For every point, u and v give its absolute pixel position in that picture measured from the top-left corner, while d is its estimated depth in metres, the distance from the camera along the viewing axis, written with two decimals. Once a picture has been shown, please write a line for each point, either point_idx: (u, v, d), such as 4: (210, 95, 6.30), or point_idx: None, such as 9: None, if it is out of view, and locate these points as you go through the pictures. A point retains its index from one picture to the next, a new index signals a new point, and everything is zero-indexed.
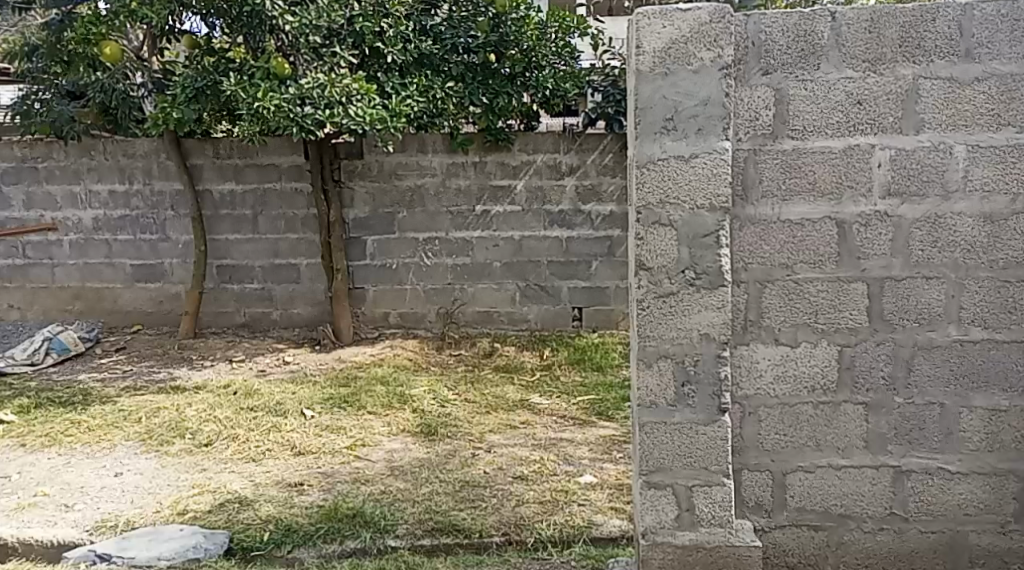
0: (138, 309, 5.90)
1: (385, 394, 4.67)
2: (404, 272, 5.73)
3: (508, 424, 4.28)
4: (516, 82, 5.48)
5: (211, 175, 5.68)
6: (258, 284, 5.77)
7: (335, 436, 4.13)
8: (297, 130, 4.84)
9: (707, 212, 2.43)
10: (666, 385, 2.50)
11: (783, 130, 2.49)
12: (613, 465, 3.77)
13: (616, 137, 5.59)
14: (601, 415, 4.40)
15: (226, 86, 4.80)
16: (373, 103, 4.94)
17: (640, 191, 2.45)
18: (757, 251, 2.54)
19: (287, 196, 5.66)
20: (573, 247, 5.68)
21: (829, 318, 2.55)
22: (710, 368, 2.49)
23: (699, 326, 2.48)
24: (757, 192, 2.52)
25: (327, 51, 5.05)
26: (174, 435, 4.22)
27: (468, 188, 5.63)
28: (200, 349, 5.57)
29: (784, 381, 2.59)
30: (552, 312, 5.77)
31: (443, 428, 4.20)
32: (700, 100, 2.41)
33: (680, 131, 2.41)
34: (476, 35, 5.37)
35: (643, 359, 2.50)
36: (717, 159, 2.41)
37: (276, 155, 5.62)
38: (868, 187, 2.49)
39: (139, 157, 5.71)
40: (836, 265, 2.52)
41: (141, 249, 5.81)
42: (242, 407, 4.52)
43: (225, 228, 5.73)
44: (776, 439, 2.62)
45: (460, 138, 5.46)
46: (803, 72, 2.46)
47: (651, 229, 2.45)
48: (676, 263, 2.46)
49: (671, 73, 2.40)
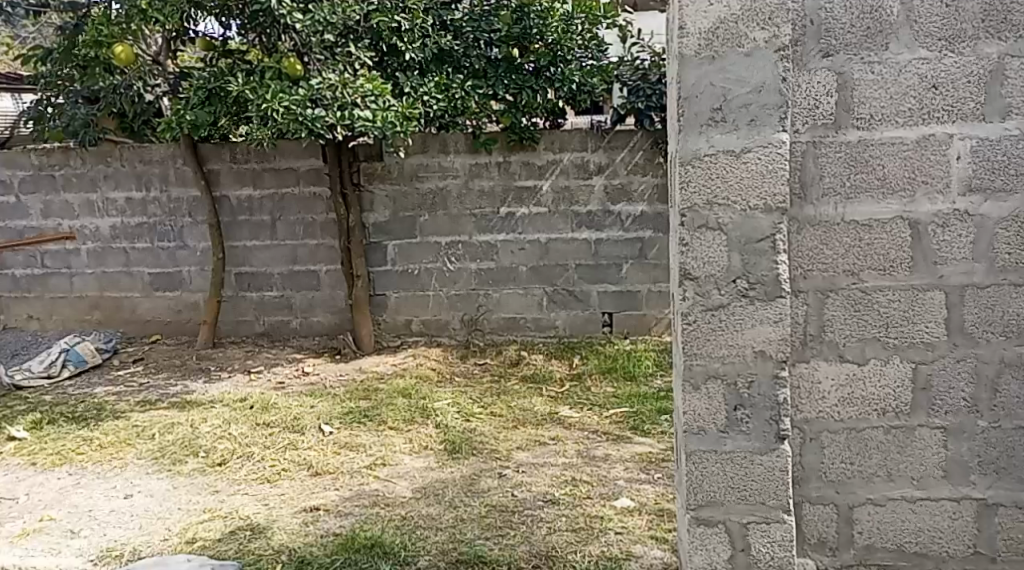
0: (155, 319, 5.68)
1: (406, 407, 4.41)
2: (427, 278, 5.48)
3: (537, 440, 3.99)
4: (542, 77, 5.18)
5: (228, 180, 5.45)
6: (277, 291, 5.54)
7: (352, 455, 3.86)
8: (306, 133, 4.58)
9: (762, 213, 2.15)
10: (716, 410, 2.21)
11: (847, 119, 2.22)
12: (652, 486, 3.47)
13: (647, 133, 5.29)
14: (637, 429, 4.10)
15: (234, 88, 4.58)
16: (387, 105, 4.69)
17: (684, 191, 2.16)
18: (818, 256, 2.27)
19: (305, 200, 5.42)
20: (603, 249, 5.40)
21: (902, 331, 2.27)
22: (766, 392, 2.19)
23: (754, 343, 2.18)
24: (818, 190, 2.25)
25: (342, 50, 4.79)
26: (187, 453, 3.93)
27: (492, 189, 5.36)
28: (217, 360, 5.34)
29: (850, 404, 2.32)
30: (581, 319, 5.49)
31: (468, 444, 3.93)
32: (753, 87, 2.12)
33: (730, 122, 2.13)
34: (498, 28, 5.08)
35: (690, 380, 2.21)
36: (773, 153, 2.13)
37: (292, 158, 5.38)
38: (946, 182, 2.22)
39: (155, 163, 5.49)
40: (909, 271, 2.25)
41: (159, 257, 5.59)
42: (259, 423, 4.25)
43: (242, 234, 5.49)
44: (842, 468, 2.34)
45: (483, 138, 5.22)
46: (869, 53, 2.19)
47: (698, 234, 2.16)
48: (726, 272, 2.17)
49: (720, 57, 2.11)
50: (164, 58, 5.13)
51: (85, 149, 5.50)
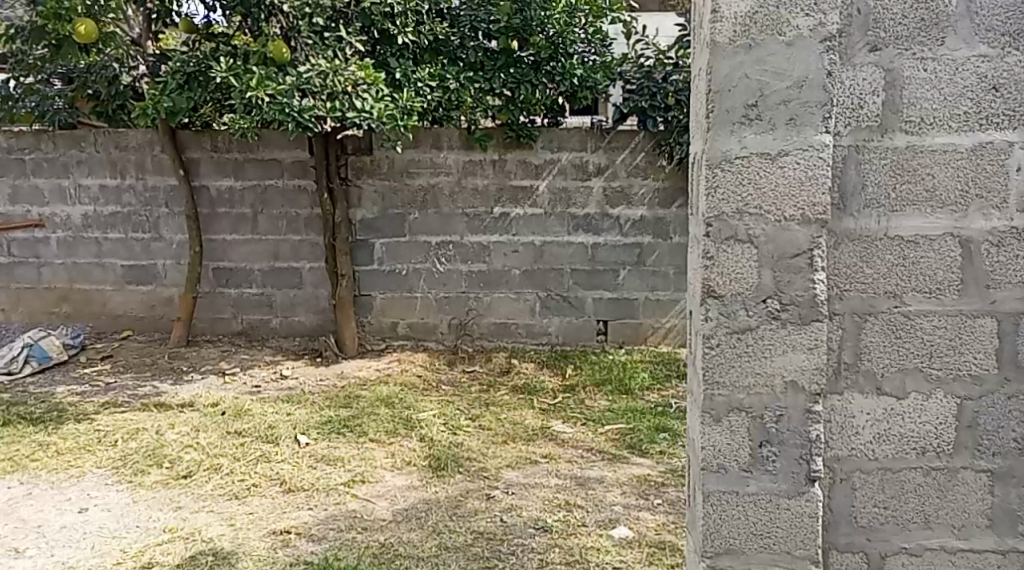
0: (127, 314, 5.37)
1: (389, 418, 4.12)
2: (415, 279, 5.20)
3: (528, 457, 3.73)
4: (541, 72, 4.91)
5: (209, 170, 5.16)
6: (257, 288, 5.25)
7: (330, 470, 3.58)
8: (294, 125, 4.29)
9: (799, 225, 1.89)
10: (739, 446, 1.94)
11: (894, 122, 2.01)
12: (653, 514, 3.21)
13: (649, 134, 5.04)
14: (635, 449, 3.84)
15: (216, 73, 4.28)
16: (381, 95, 4.44)
17: (711, 199, 1.90)
18: (857, 275, 2.05)
19: (289, 193, 5.14)
20: (600, 254, 5.14)
21: (947, 361, 2.05)
22: (797, 427, 1.93)
23: (784, 371, 1.92)
24: (859, 201, 2.03)
25: (332, 35, 4.47)
26: (150, 463, 3.63)
27: (485, 188, 5.10)
28: (190, 359, 5.04)
29: (886, 441, 2.08)
30: (575, 326, 5.23)
31: (454, 461, 3.66)
32: (794, 81, 1.86)
33: (765, 121, 1.87)
34: (497, 18, 4.80)
35: (711, 412, 1.94)
36: (814, 157, 1.87)
37: (277, 149, 5.10)
38: (1003, 197, 2.02)
39: (132, 149, 5.19)
40: (958, 295, 2.04)
41: (133, 249, 5.28)
42: (230, 431, 3.97)
43: (222, 227, 5.20)
44: (875, 513, 2.10)
45: (477, 133, 4.96)
46: (922, 49, 1.99)
47: (725, 247, 1.90)
48: (756, 290, 1.91)
49: (757, 46, 1.86)
50: (146, 41, 4.87)
51: (58, 132, 5.20)
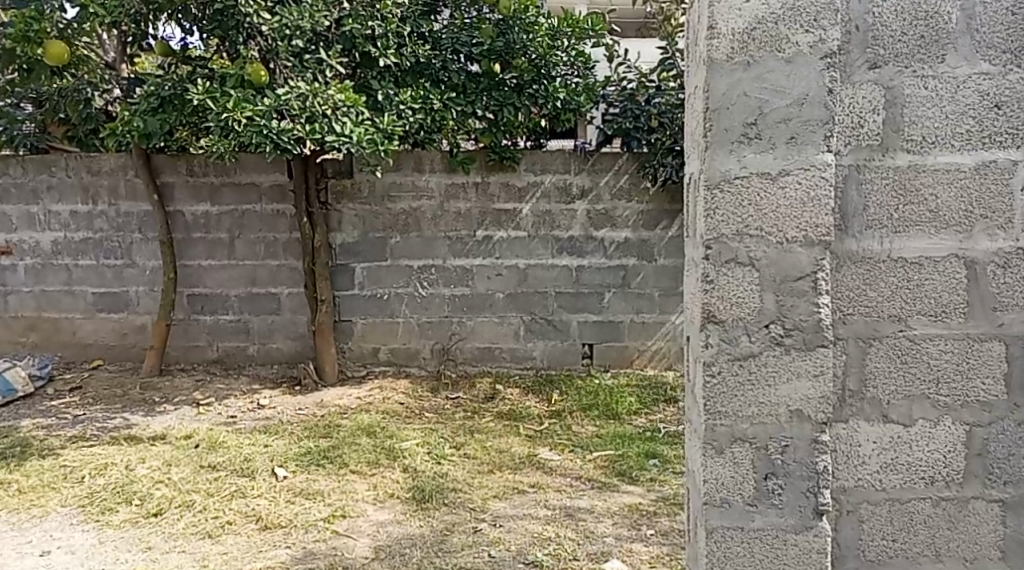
0: (97, 343, 5.22)
1: (371, 448, 4.01)
2: (396, 304, 5.10)
3: (515, 487, 3.63)
4: (524, 94, 4.83)
5: (183, 194, 5.05)
6: (233, 315, 5.13)
7: (308, 505, 3.46)
8: (272, 148, 4.19)
9: (802, 247, 1.82)
10: (743, 479, 1.86)
11: (896, 141, 1.95)
12: (646, 546, 3.12)
13: (633, 156, 4.99)
14: (624, 476, 3.74)
15: (192, 96, 4.17)
16: (361, 118, 4.36)
17: (710, 220, 1.83)
18: (860, 298, 1.98)
19: (267, 218, 5.03)
20: (585, 277, 5.07)
21: (954, 387, 1.99)
22: (803, 459, 1.86)
23: (789, 400, 1.85)
24: (861, 221, 1.97)
25: (311, 58, 4.39)
26: (118, 501, 3.50)
27: (468, 211, 5.02)
28: (163, 389, 4.90)
29: (893, 471, 2.02)
30: (560, 350, 5.14)
31: (439, 492, 3.55)
32: (794, 99, 1.79)
33: (765, 140, 1.80)
34: (480, 41, 4.76)
35: (713, 444, 1.86)
36: (816, 177, 1.80)
37: (254, 172, 5.00)
38: (1008, 217, 1.96)
39: (104, 174, 5.06)
40: (964, 318, 1.98)
41: (104, 276, 5.14)
42: (204, 465, 3.84)
43: (197, 252, 5.09)
44: (883, 546, 2.04)
45: (460, 156, 4.88)
46: (923, 66, 1.93)
47: (726, 270, 1.83)
48: (759, 315, 1.83)
49: (755, 63, 1.79)
50: (119, 65, 4.76)
51: (28, 156, 5.09)
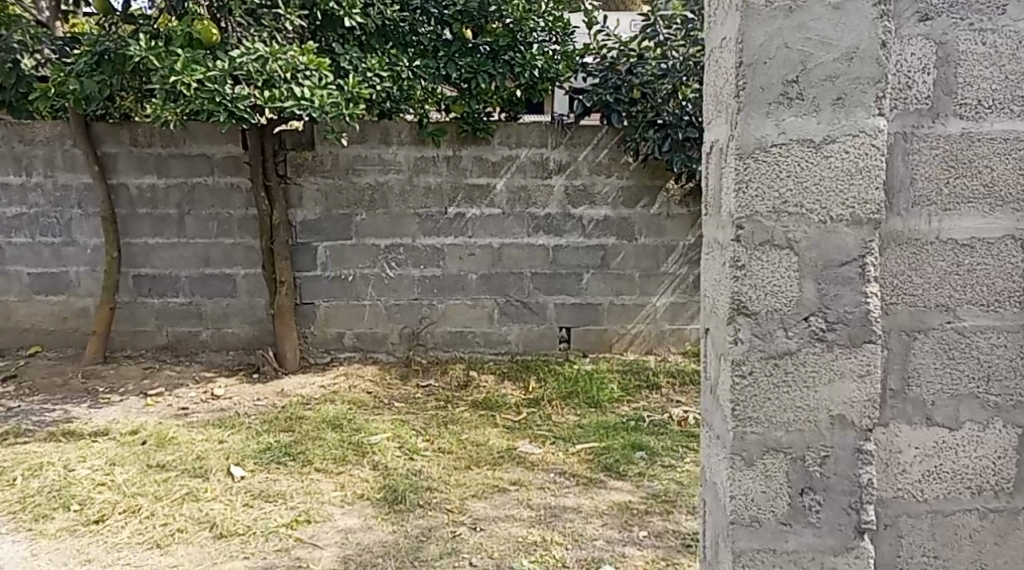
0: (35, 328, 4.84)
1: (337, 444, 3.72)
2: (362, 286, 4.79)
3: (494, 485, 3.36)
4: (499, 61, 4.51)
5: (127, 167, 4.69)
6: (185, 298, 4.79)
7: (269, 509, 3.17)
8: (226, 115, 3.87)
9: (849, 228, 1.62)
10: (776, 494, 1.68)
11: (948, 105, 1.70)
12: (639, 551, 2.88)
13: (612, 129, 4.72)
14: (611, 471, 3.49)
15: (133, 52, 3.81)
16: (324, 83, 4.03)
17: (742, 195, 1.62)
18: (905, 286, 1.74)
19: (219, 193, 4.70)
20: (561, 257, 4.81)
21: (1007, 386, 1.76)
22: (846, 470, 1.68)
23: (830, 404, 1.66)
24: (907, 198, 1.72)
25: (268, 14, 4.13)
26: (55, 506, 3.18)
27: (439, 186, 4.72)
28: (109, 378, 4.55)
29: (937, 480, 1.78)
30: (536, 334, 4.88)
31: (413, 492, 3.28)
32: (842, 52, 1.59)
33: (808, 101, 1.60)
34: (450, 2, 4.45)
35: (743, 456, 1.67)
36: (866, 143, 1.60)
37: (205, 143, 4.66)
38: None
39: (39, 143, 4.68)
40: (1019, 308, 1.74)
41: (41, 255, 4.77)
42: (153, 464, 3.53)
43: (144, 230, 4.73)
44: (924, 563, 1.80)
45: (429, 128, 4.58)
46: (980, 18, 1.68)
47: (759, 253, 1.63)
48: (797, 307, 1.64)
49: (799, 9, 1.58)
50: (54, 23, 4.45)
51: None
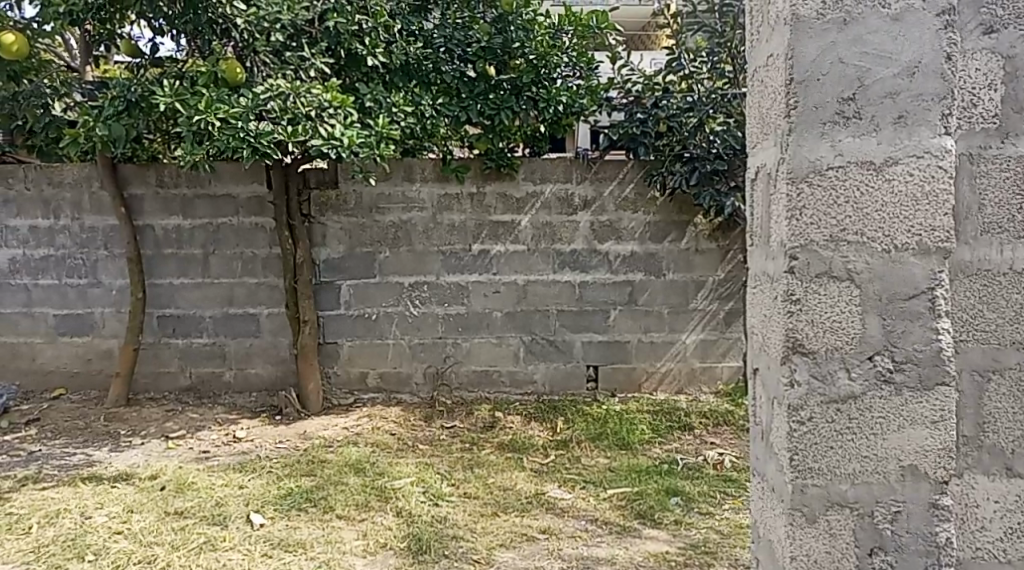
0: (59, 371, 4.75)
1: (359, 490, 3.57)
2: (386, 324, 4.67)
3: (523, 533, 3.20)
4: (523, 97, 4.40)
5: (153, 208, 4.62)
6: (208, 338, 4.69)
7: (288, 560, 3.02)
8: (250, 152, 3.79)
9: (916, 259, 1.58)
10: (841, 555, 1.63)
11: (1018, 122, 1.68)
12: None
13: (639, 163, 4.61)
14: (645, 519, 3.32)
15: (159, 98, 3.74)
16: (350, 120, 3.94)
17: (796, 223, 1.59)
18: (976, 322, 1.71)
19: (244, 232, 4.62)
20: (588, 294, 4.66)
21: None
22: (919, 526, 1.61)
23: (899, 454, 1.60)
24: (977, 224, 1.70)
25: (292, 55, 4.03)
26: (70, 557, 3.05)
27: (463, 223, 4.62)
28: (131, 422, 4.44)
29: (1019, 538, 1.73)
30: (563, 373, 4.73)
31: (439, 541, 3.12)
32: (903, 67, 1.56)
33: (866, 120, 1.57)
34: (475, 38, 4.35)
35: (804, 513, 1.62)
36: (931, 165, 1.57)
37: (231, 183, 4.59)
38: None
39: (67, 186, 4.64)
40: None
41: (67, 296, 4.69)
42: (171, 511, 3.40)
43: (170, 270, 4.65)
44: None
45: (453, 164, 4.51)
46: None
47: (816, 286, 1.59)
48: (860, 344, 1.60)
49: (853, 21, 1.56)
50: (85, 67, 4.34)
51: None
